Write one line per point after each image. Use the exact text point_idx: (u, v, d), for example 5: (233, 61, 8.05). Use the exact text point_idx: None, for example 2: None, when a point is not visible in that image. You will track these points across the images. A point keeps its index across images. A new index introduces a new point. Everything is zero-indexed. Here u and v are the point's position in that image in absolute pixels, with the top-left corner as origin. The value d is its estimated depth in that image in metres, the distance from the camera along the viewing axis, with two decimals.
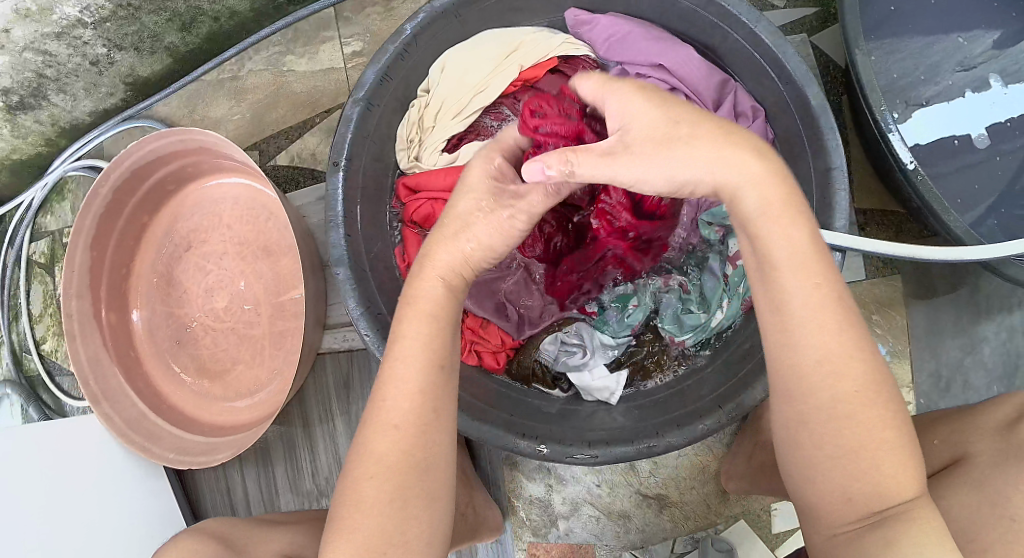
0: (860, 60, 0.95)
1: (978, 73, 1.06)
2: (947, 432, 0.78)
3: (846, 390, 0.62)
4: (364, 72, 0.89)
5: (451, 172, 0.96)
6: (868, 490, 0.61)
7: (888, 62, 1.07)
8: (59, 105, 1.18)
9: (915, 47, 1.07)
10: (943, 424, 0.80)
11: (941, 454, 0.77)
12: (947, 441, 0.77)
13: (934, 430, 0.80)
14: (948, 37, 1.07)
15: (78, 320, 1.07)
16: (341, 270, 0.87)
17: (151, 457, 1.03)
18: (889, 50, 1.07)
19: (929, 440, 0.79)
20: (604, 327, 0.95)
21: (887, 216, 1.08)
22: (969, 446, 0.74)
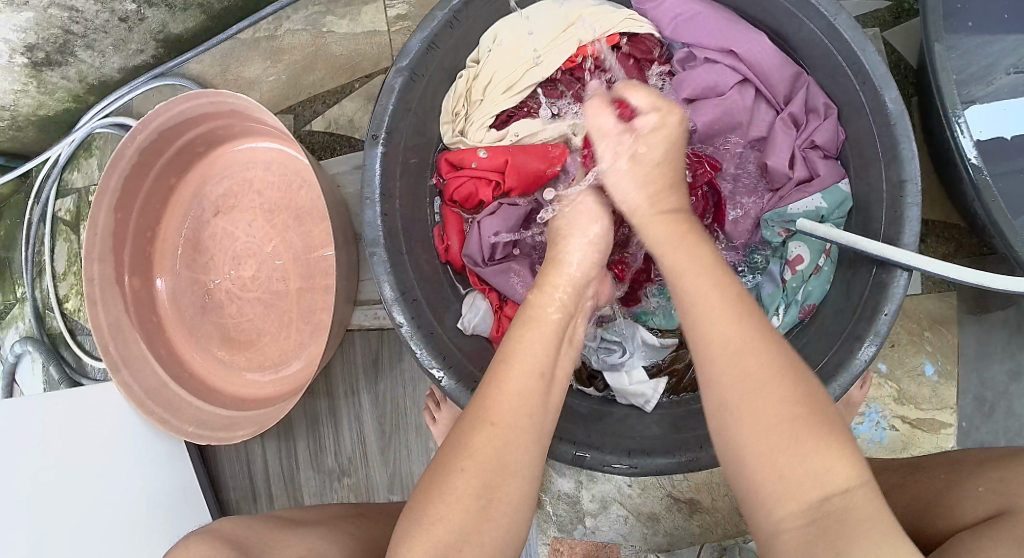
0: (939, 54, 0.89)
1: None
2: (994, 480, 0.72)
3: (789, 400, 0.61)
4: (410, 40, 0.83)
5: (500, 154, 0.91)
6: (807, 486, 0.59)
7: (962, 63, 1.00)
8: (87, 61, 1.14)
9: (971, 47, 1.00)
10: (991, 471, 0.74)
11: (985, 505, 0.70)
12: (994, 491, 0.71)
13: (981, 476, 0.74)
14: (1010, 37, 1.00)
15: (99, 285, 1.05)
16: (375, 251, 0.82)
17: (170, 430, 1.01)
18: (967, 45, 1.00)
19: (975, 486, 0.73)
20: (647, 319, 0.92)
21: (947, 229, 1.02)
22: (1016, 497, 0.68)
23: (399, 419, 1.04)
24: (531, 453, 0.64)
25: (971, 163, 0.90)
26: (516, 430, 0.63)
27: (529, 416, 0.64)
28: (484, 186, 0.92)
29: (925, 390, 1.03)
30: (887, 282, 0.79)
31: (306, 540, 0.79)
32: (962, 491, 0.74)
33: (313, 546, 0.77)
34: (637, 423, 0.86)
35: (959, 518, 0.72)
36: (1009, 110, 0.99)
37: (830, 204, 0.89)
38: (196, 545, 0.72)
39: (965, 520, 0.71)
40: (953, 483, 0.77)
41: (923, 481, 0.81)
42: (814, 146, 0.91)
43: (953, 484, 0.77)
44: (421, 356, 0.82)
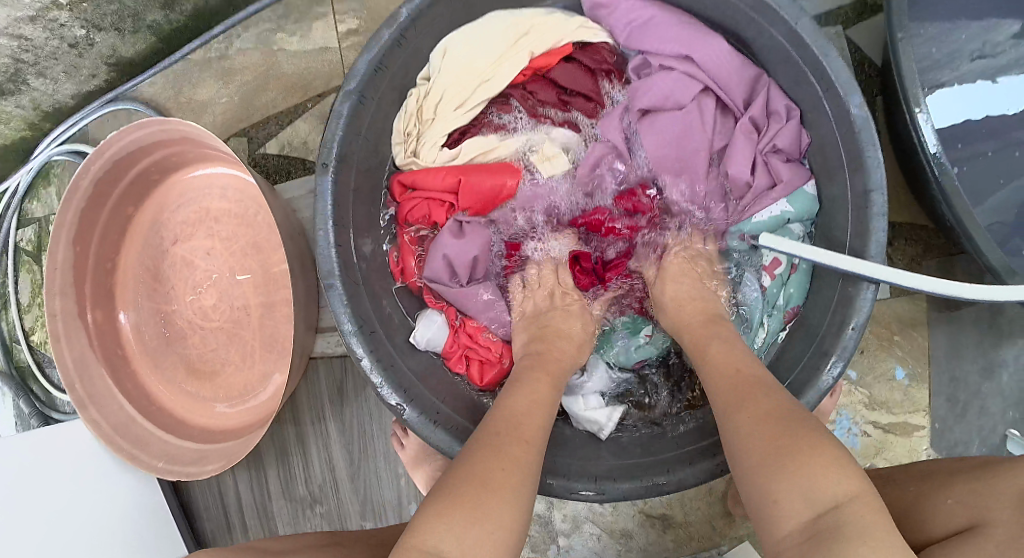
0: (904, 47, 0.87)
1: (994, 63, 0.97)
2: (964, 492, 0.71)
3: (766, 413, 0.63)
4: (356, 64, 0.81)
5: (452, 173, 0.90)
6: (801, 503, 0.56)
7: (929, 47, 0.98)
8: (39, 89, 1.12)
9: (946, 36, 0.97)
10: (962, 481, 0.73)
11: (957, 519, 0.70)
12: (965, 504, 0.70)
13: (950, 488, 0.74)
14: (974, 24, 0.97)
15: (62, 319, 1.03)
16: (332, 284, 0.81)
17: (140, 466, 1.00)
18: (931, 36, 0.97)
19: (946, 498, 0.73)
20: (608, 348, 0.92)
21: (915, 231, 1.00)
22: (988, 512, 0.67)
23: (370, 443, 1.03)
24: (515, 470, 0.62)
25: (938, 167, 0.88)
26: (492, 469, 0.61)
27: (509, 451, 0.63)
28: (438, 207, 0.91)
29: (897, 394, 1.00)
30: (854, 296, 0.78)
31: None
32: (932, 505, 0.74)
33: None
34: (594, 451, 0.85)
35: (928, 533, 0.71)
36: (970, 100, 0.97)
37: (797, 208, 0.88)
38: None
39: (936, 535, 0.70)
40: (924, 495, 0.76)
41: (896, 493, 0.80)
42: (775, 150, 0.89)
43: (923, 498, 0.76)
44: (380, 390, 0.81)
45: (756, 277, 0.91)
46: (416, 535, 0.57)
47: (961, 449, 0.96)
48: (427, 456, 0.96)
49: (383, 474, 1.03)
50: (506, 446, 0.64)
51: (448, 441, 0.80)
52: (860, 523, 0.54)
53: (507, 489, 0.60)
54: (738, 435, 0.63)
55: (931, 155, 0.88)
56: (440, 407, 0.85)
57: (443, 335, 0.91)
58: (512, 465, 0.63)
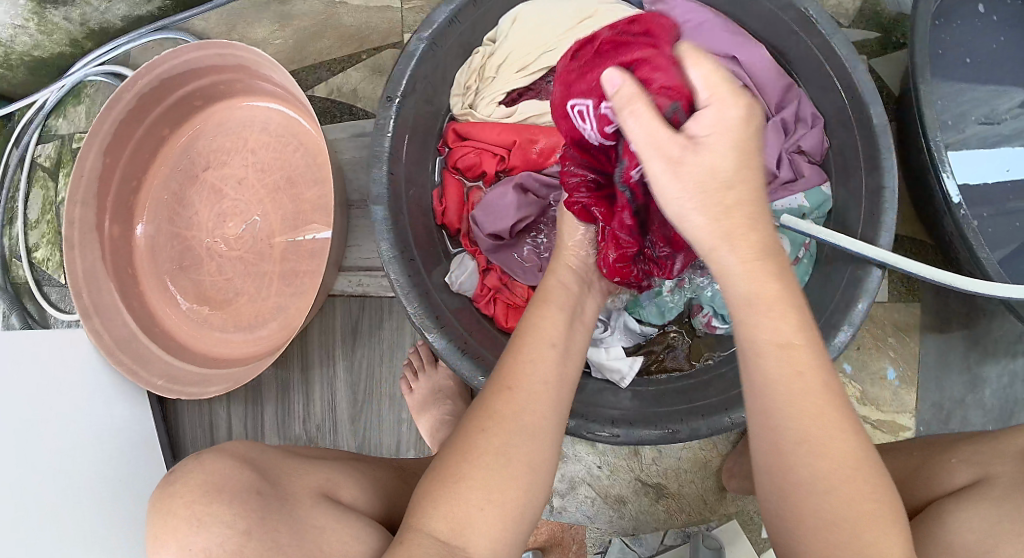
0: (925, 94, 0.94)
1: (999, 130, 1.05)
2: (968, 452, 0.72)
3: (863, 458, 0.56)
4: (436, 12, 0.86)
5: (508, 131, 0.92)
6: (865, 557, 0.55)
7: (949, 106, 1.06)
8: (91, 5, 1.12)
9: (955, 91, 1.06)
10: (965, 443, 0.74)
11: (962, 474, 0.71)
12: (966, 462, 0.71)
13: (953, 448, 0.75)
14: (982, 87, 1.06)
15: (79, 228, 1.03)
16: (377, 209, 0.84)
17: (139, 381, 1.00)
18: (952, 92, 1.06)
19: (949, 458, 0.74)
20: (637, 308, 0.92)
21: (915, 245, 1.08)
22: (990, 467, 0.69)
23: (375, 387, 1.05)
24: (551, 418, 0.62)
25: (951, 201, 0.94)
26: (524, 412, 0.60)
27: (550, 382, 0.63)
28: (489, 158, 0.93)
29: (887, 394, 1.05)
30: (863, 278, 0.84)
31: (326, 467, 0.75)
32: (936, 464, 0.74)
33: (330, 477, 0.74)
34: (612, 397, 0.87)
35: (935, 487, 0.72)
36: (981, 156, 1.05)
37: (812, 204, 0.95)
38: (207, 462, 0.64)
39: (945, 490, 0.71)
40: (927, 456, 0.76)
41: (894, 458, 0.80)
42: (800, 152, 0.97)
43: (925, 462, 0.76)
44: (412, 313, 0.82)
45: None
46: (452, 483, 0.58)
47: None
48: (436, 400, 0.98)
49: (386, 417, 1.05)
50: (518, 382, 0.62)
51: (473, 370, 0.82)
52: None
53: (513, 427, 0.60)
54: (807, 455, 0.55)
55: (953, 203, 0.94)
56: (467, 338, 0.86)
57: (474, 280, 0.91)
58: (532, 401, 0.61)
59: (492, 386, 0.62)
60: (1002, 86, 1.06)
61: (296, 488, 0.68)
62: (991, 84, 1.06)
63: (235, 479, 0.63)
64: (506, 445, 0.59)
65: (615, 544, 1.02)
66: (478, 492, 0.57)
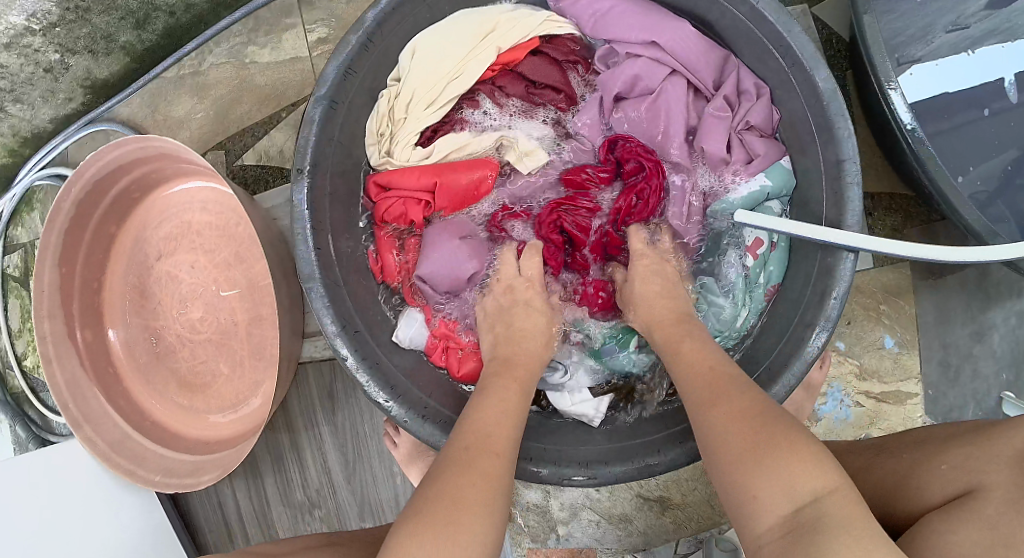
0: (870, 25, 0.89)
1: (971, 33, 0.95)
2: (960, 457, 0.66)
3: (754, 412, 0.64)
4: (324, 70, 0.82)
5: (428, 174, 0.89)
6: (780, 500, 0.58)
7: (902, 23, 0.96)
8: (17, 116, 1.12)
9: (910, 6, 0.96)
10: (956, 444, 0.68)
11: (952, 485, 0.65)
12: (957, 469, 0.65)
13: (946, 450, 0.68)
14: None
15: (52, 342, 1.04)
16: (313, 286, 0.81)
17: (138, 481, 1.00)
18: (905, 9, 0.96)
19: (939, 464, 0.67)
20: (601, 358, 0.91)
21: (895, 199, 1.00)
22: (983, 476, 0.62)
23: (363, 444, 1.04)
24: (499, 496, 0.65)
25: (907, 129, 0.89)
26: (477, 482, 0.64)
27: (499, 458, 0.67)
28: (414, 206, 0.90)
29: (887, 362, 0.98)
30: (833, 267, 0.78)
31: None
32: (925, 472, 0.68)
33: None
34: (584, 436, 0.85)
35: (925, 500, 0.66)
36: (949, 69, 0.95)
37: (774, 183, 0.88)
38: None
39: (933, 503, 0.65)
40: (916, 462, 0.70)
41: (886, 462, 0.74)
42: (750, 128, 0.90)
43: (915, 468, 0.70)
44: (368, 388, 0.80)
45: (739, 257, 0.90)
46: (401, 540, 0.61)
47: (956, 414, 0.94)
48: (421, 453, 0.97)
49: (380, 475, 1.04)
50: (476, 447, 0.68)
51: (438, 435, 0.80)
52: (842, 514, 0.56)
53: (469, 489, 0.64)
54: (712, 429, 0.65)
55: (907, 129, 0.89)
56: (427, 402, 0.84)
57: (424, 332, 0.91)
58: (485, 472, 0.66)
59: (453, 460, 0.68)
60: None
61: None
62: None
63: None
64: (452, 505, 0.62)
65: None
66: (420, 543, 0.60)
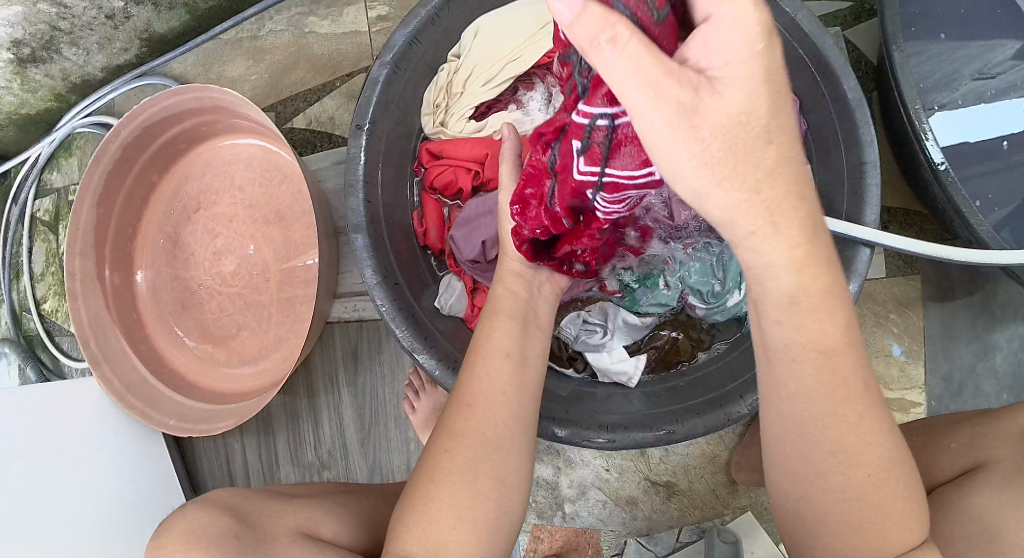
0: (899, 60, 0.94)
1: (996, 84, 1.03)
2: (968, 437, 0.71)
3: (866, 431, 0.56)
4: (395, 35, 0.87)
5: (481, 146, 0.93)
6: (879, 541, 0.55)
7: (931, 68, 1.04)
8: (70, 60, 1.13)
9: (940, 50, 1.04)
10: (965, 428, 0.73)
11: (961, 460, 0.70)
12: (967, 448, 0.70)
13: (956, 431, 0.73)
14: (974, 43, 1.03)
15: (80, 280, 1.05)
16: (357, 237, 0.84)
17: (151, 423, 1.01)
18: (935, 53, 1.04)
19: (948, 443, 0.72)
20: (634, 305, 0.92)
21: (910, 216, 1.06)
22: (992, 452, 0.67)
23: (379, 408, 1.06)
24: (503, 427, 0.65)
25: (937, 166, 0.93)
26: (478, 427, 0.64)
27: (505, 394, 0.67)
28: (464, 174, 0.94)
29: (893, 370, 1.03)
30: (851, 260, 0.83)
31: (304, 508, 0.78)
32: (935, 450, 0.73)
33: (311, 516, 0.77)
34: (622, 401, 0.87)
35: (935, 475, 0.71)
36: (973, 115, 1.03)
37: None
38: (191, 512, 0.70)
39: (944, 478, 0.70)
40: (928, 444, 0.75)
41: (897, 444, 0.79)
42: None
43: (926, 446, 0.74)
44: (402, 338, 0.83)
45: None
46: (419, 505, 0.62)
47: None
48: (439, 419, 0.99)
49: (392, 439, 1.06)
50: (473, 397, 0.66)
51: None
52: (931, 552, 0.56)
53: (473, 439, 0.64)
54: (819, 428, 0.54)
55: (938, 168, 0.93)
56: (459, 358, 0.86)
57: (464, 300, 0.92)
58: (490, 412, 0.65)
59: (452, 404, 0.67)
60: (988, 40, 1.03)
61: (273, 527, 0.72)
62: (978, 39, 1.03)
63: (210, 525, 0.68)
64: (466, 461, 0.63)
65: (631, 545, 1.00)
66: (443, 511, 0.61)
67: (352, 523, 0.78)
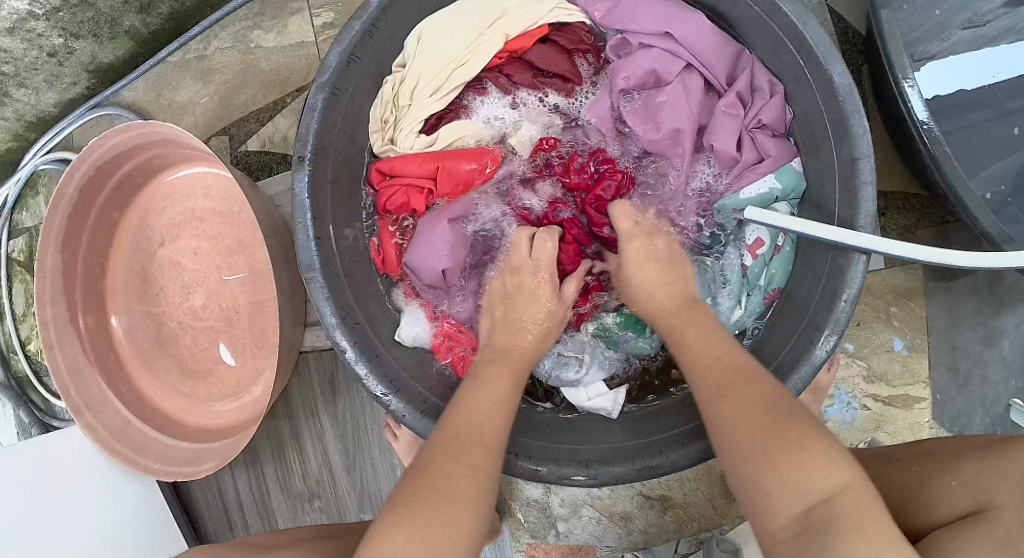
0: (887, 20, 0.86)
1: (985, 31, 0.93)
2: (971, 473, 0.65)
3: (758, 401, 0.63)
4: (329, 54, 0.80)
5: (430, 161, 0.89)
6: (791, 494, 0.57)
7: (915, 20, 0.94)
8: (22, 101, 1.09)
9: (923, 1, 0.94)
10: (968, 458, 0.67)
11: (961, 501, 0.63)
12: (969, 485, 0.64)
13: (957, 466, 0.67)
14: None
15: (54, 328, 1.03)
16: (312, 277, 0.80)
17: (137, 469, 1.00)
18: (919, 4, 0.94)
19: (949, 480, 0.66)
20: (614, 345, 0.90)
21: (909, 200, 0.98)
22: (993, 495, 0.61)
23: (363, 435, 1.04)
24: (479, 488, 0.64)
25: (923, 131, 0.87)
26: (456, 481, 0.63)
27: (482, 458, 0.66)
28: (416, 195, 0.90)
29: (895, 366, 0.96)
30: (845, 266, 0.75)
31: None
32: (934, 486, 0.67)
33: None
34: (600, 432, 0.83)
35: (935, 515, 0.65)
36: (964, 67, 0.93)
37: (784, 184, 0.86)
38: None
39: (944, 519, 0.64)
40: (926, 475, 0.69)
41: (897, 473, 0.73)
42: (761, 125, 0.88)
43: (927, 478, 0.69)
44: (367, 382, 0.79)
45: (739, 255, 0.89)
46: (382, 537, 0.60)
47: (964, 420, 0.92)
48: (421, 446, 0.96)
49: (379, 466, 1.04)
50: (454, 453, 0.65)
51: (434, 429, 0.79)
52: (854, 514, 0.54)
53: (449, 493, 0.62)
54: (727, 425, 0.63)
55: (923, 128, 0.87)
56: (426, 397, 0.83)
57: (429, 329, 0.89)
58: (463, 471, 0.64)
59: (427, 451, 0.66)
60: None
61: None
62: None
63: None
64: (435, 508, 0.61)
65: None
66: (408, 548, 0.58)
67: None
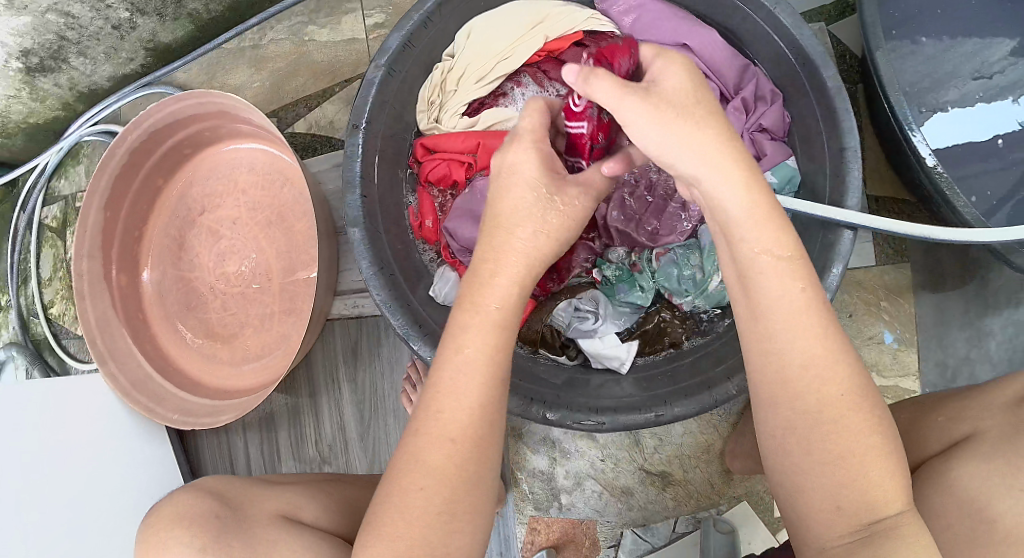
0: (881, 59, 0.95)
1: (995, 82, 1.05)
2: (954, 410, 0.74)
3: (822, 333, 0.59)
4: (388, 38, 0.89)
5: (471, 137, 0.98)
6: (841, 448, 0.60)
7: (926, 68, 1.06)
8: (78, 69, 1.16)
9: (930, 52, 1.06)
10: (952, 401, 0.76)
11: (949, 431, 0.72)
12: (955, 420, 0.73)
13: (941, 406, 0.76)
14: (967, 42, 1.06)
15: (87, 280, 1.08)
16: (355, 230, 0.87)
17: (155, 417, 1.04)
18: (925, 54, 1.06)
19: (936, 417, 0.75)
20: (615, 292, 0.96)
21: (898, 205, 1.08)
22: (980, 422, 0.70)
23: (380, 400, 1.08)
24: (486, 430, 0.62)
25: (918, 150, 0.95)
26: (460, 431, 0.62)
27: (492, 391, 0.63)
28: (457, 167, 0.99)
29: (886, 358, 1.04)
30: (834, 242, 0.83)
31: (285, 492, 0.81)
32: (924, 424, 0.76)
33: (291, 500, 0.79)
34: (611, 386, 0.89)
35: (924, 449, 0.74)
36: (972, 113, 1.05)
37: (779, 178, 0.95)
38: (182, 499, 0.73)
39: (934, 450, 0.73)
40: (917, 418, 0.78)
41: None
42: (762, 129, 0.97)
43: (913, 422, 0.78)
44: (398, 324, 0.85)
45: None
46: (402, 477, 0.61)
47: None
48: None
49: (392, 431, 1.08)
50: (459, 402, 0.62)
51: None
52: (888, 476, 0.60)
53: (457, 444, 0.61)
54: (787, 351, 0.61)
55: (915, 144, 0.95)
56: (448, 343, 0.88)
57: (457, 288, 0.96)
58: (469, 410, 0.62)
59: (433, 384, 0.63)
60: (982, 39, 1.06)
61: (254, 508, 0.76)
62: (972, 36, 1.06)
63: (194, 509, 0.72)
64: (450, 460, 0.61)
65: (627, 536, 1.01)
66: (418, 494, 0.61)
67: (334, 503, 0.82)
